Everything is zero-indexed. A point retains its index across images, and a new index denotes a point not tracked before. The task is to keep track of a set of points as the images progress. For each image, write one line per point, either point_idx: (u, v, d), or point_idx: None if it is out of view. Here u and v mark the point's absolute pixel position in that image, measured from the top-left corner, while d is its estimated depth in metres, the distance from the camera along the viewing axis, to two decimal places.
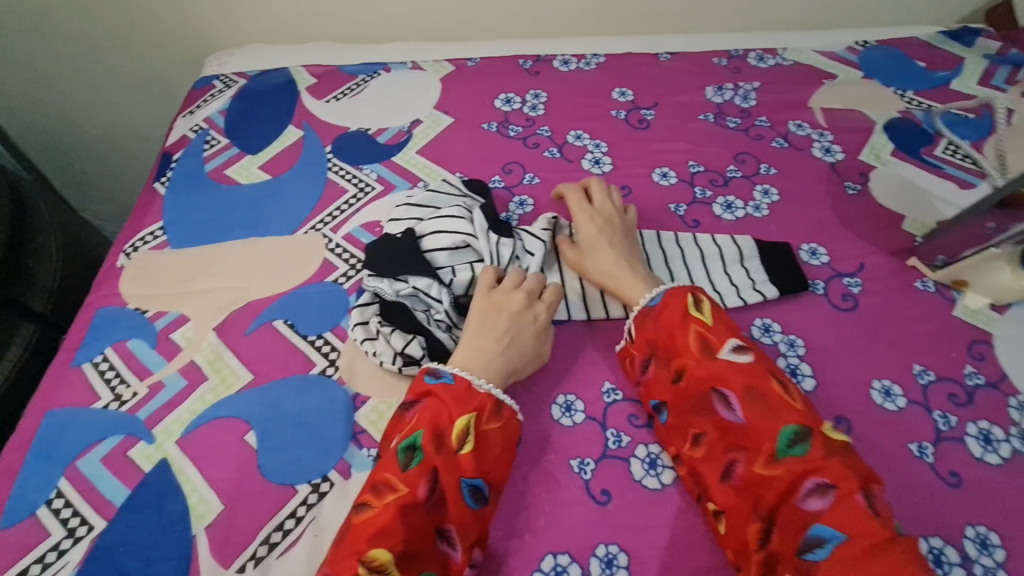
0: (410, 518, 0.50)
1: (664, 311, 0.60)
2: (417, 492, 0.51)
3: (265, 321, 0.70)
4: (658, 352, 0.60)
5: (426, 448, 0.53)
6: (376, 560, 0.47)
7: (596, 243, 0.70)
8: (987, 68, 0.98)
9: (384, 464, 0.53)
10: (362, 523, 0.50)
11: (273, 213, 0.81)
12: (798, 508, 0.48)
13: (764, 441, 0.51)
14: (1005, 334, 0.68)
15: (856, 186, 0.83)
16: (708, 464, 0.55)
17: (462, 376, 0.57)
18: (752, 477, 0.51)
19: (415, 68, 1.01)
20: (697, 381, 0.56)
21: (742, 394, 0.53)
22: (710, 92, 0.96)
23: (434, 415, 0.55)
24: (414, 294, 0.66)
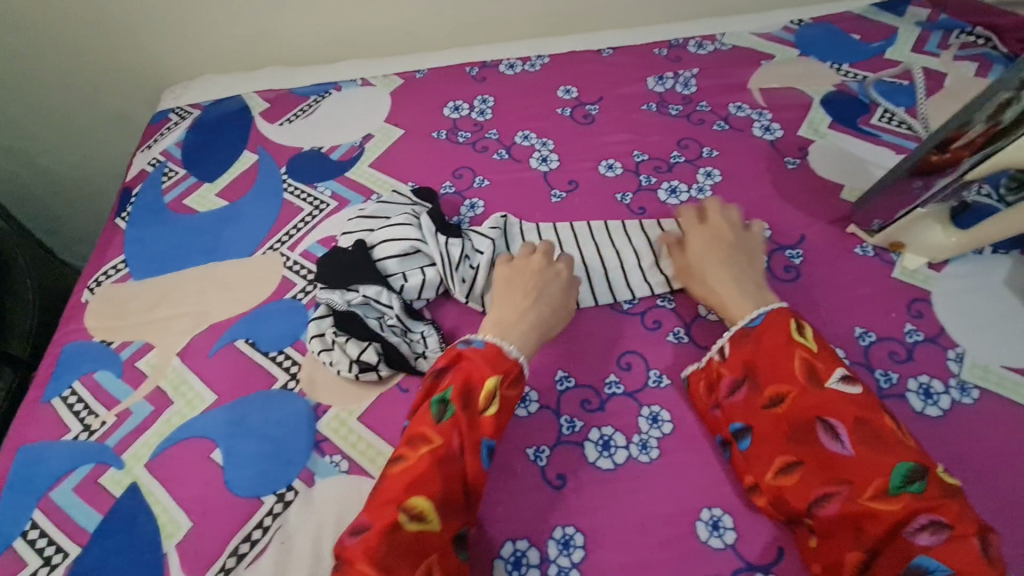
0: (443, 468, 0.52)
1: (767, 333, 0.59)
2: (450, 444, 0.53)
3: (227, 342, 0.72)
4: (755, 376, 0.58)
5: (457, 403, 0.55)
6: (416, 509, 0.50)
7: (710, 258, 0.69)
8: (920, 35, 1.00)
9: (418, 419, 0.55)
10: (398, 474, 0.52)
11: (233, 237, 0.83)
12: (908, 542, 0.47)
13: (875, 474, 0.50)
14: (943, 290, 0.70)
15: (795, 161, 0.85)
16: (799, 492, 0.53)
17: (493, 342, 0.59)
18: (856, 511, 0.50)
19: (365, 84, 1.03)
20: (800, 409, 0.55)
21: (852, 424, 0.52)
22: (652, 83, 0.98)
23: (467, 375, 0.57)
24: (366, 303, 0.68)
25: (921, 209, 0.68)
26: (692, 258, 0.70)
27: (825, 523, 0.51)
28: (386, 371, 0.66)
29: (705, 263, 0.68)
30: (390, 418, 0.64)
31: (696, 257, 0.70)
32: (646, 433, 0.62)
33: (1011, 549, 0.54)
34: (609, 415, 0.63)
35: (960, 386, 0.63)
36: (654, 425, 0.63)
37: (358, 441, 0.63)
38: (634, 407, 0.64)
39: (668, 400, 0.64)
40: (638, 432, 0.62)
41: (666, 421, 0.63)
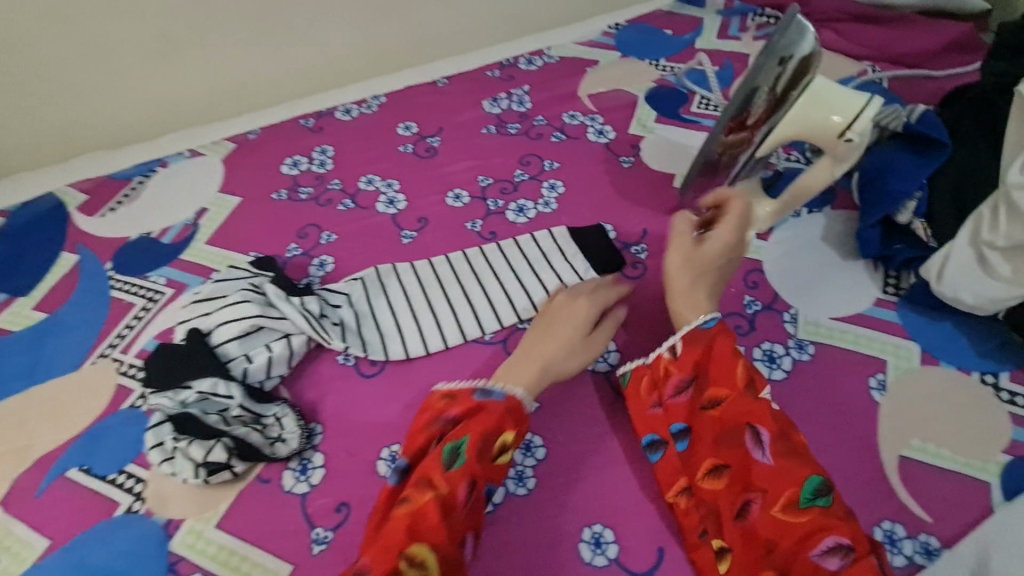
0: (450, 517, 0.50)
1: (717, 337, 0.58)
2: (458, 492, 0.51)
3: (58, 475, 0.64)
4: (702, 376, 0.58)
5: (471, 454, 0.53)
6: (418, 557, 0.47)
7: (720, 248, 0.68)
8: (722, 22, 1.08)
9: (428, 461, 0.53)
10: (403, 515, 0.49)
11: (56, 353, 0.75)
12: (814, 561, 0.46)
13: (788, 484, 0.49)
14: (773, 257, 0.74)
15: (630, 159, 0.89)
16: (721, 501, 0.53)
17: (515, 395, 0.59)
18: (769, 521, 0.49)
19: (193, 155, 0.97)
20: (733, 414, 0.54)
21: (777, 434, 0.51)
22: (487, 106, 0.99)
23: (486, 425, 0.56)
24: (203, 399, 0.62)
25: (728, 188, 0.72)
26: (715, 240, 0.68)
27: (743, 531, 0.50)
28: (241, 467, 0.61)
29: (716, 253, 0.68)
30: (252, 517, 0.60)
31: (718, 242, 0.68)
32: (522, 464, 0.63)
33: (865, 492, 0.57)
34: None
35: (798, 345, 0.66)
36: (529, 454, 0.64)
37: (219, 551, 0.58)
38: None
39: None
40: (513, 466, 0.63)
41: (539, 446, 0.64)
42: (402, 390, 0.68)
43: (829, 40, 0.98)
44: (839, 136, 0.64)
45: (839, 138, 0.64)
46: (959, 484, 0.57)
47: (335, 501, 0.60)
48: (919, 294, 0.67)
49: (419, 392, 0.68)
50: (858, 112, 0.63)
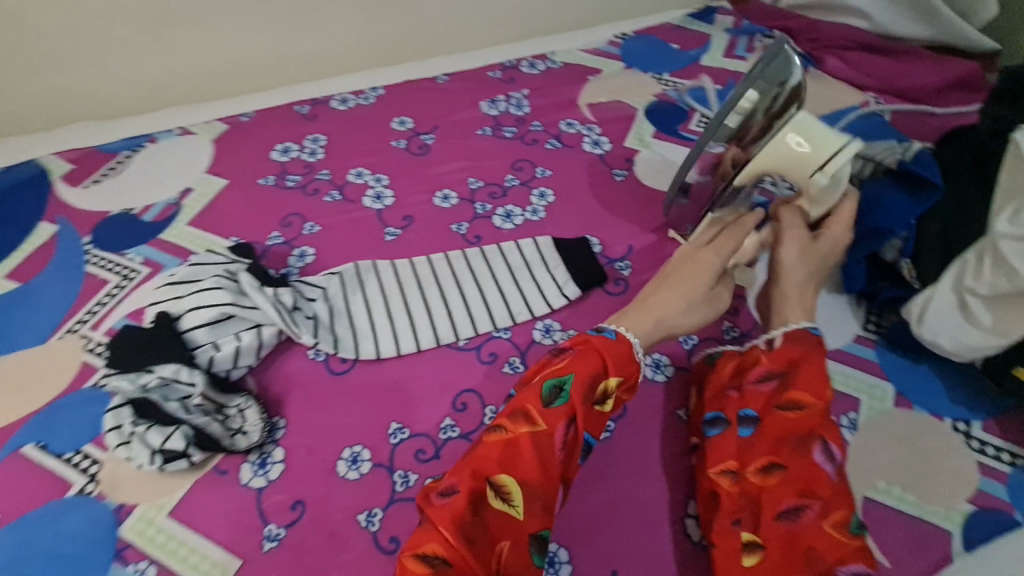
0: (543, 453, 0.50)
1: (818, 343, 0.57)
2: (556, 431, 0.50)
3: (13, 450, 0.63)
4: (790, 374, 0.56)
5: (574, 393, 0.52)
6: (504, 486, 0.49)
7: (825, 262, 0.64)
8: (729, 40, 1.07)
9: (530, 392, 0.53)
10: (497, 444, 0.50)
11: (23, 325, 0.73)
12: None
13: (846, 506, 0.48)
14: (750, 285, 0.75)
15: (623, 173, 0.88)
16: (768, 498, 0.51)
17: (626, 337, 0.57)
18: (816, 530, 0.48)
19: (184, 133, 0.96)
20: (812, 423, 0.52)
21: (848, 460, 0.51)
22: (484, 107, 0.98)
23: (593, 365, 0.54)
24: (165, 384, 0.61)
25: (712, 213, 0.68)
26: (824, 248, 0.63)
27: (781, 534, 0.49)
28: (198, 456, 0.60)
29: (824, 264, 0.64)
30: (205, 508, 0.59)
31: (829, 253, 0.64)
32: None
33: None
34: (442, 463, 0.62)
35: None
36: None
37: (167, 541, 0.57)
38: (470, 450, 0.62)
39: None
40: None
41: None
42: (369, 389, 0.67)
43: (833, 67, 0.98)
44: (813, 173, 0.62)
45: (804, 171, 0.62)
46: (923, 530, 0.56)
47: (290, 498, 0.59)
48: (899, 335, 0.67)
49: (386, 393, 0.67)
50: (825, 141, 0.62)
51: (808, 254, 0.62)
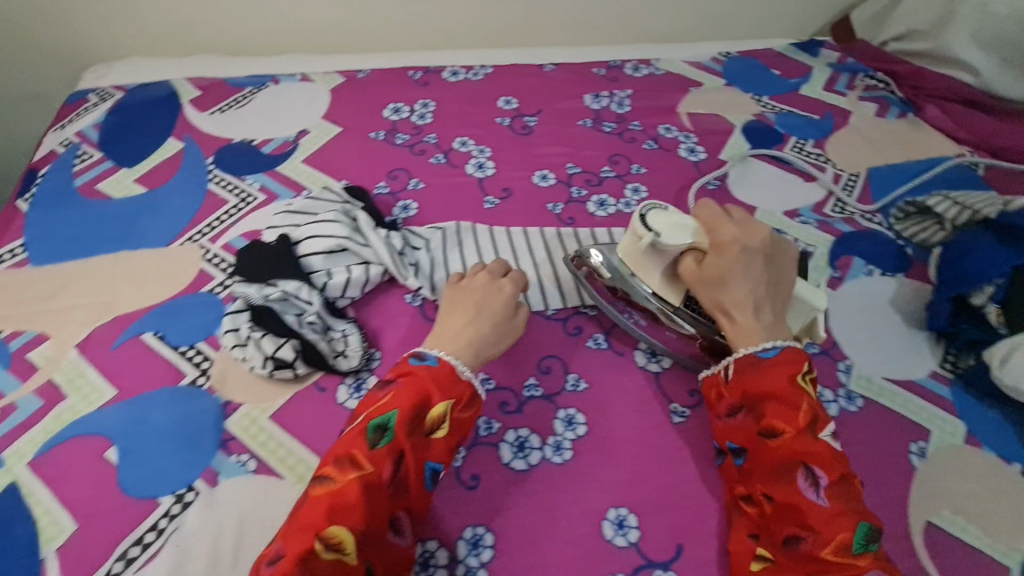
0: (372, 495, 0.50)
1: (775, 367, 0.58)
2: (381, 472, 0.51)
3: (133, 335, 0.68)
4: (757, 404, 0.58)
5: (398, 429, 0.52)
6: (335, 538, 0.47)
7: (737, 270, 0.62)
8: (830, 75, 1.09)
9: (351, 439, 0.52)
10: (322, 498, 0.49)
11: (148, 226, 0.79)
12: None
13: (840, 528, 0.50)
14: (838, 307, 0.76)
15: (715, 183, 0.90)
16: (772, 530, 0.54)
17: (449, 361, 0.58)
18: (815, 555, 0.50)
19: (304, 80, 1.02)
20: (789, 449, 0.54)
21: (836, 479, 0.52)
22: (588, 100, 1.02)
23: (416, 397, 0.54)
24: (284, 299, 0.66)
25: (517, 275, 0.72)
26: (720, 265, 0.62)
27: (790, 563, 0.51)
28: (303, 369, 0.65)
29: (734, 274, 0.62)
30: (305, 418, 0.63)
31: (728, 264, 0.62)
32: (561, 435, 0.64)
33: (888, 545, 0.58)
34: (524, 417, 0.65)
35: (847, 395, 0.68)
36: (569, 428, 0.64)
37: (268, 440, 0.61)
38: (551, 410, 0.65)
39: (583, 403, 0.66)
40: (552, 434, 0.64)
41: (580, 423, 0.65)
42: None
43: (932, 115, 1.01)
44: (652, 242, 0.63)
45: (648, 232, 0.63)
46: (978, 561, 0.58)
47: None
48: (976, 377, 0.69)
49: None
50: (643, 212, 0.64)
51: (709, 281, 0.63)
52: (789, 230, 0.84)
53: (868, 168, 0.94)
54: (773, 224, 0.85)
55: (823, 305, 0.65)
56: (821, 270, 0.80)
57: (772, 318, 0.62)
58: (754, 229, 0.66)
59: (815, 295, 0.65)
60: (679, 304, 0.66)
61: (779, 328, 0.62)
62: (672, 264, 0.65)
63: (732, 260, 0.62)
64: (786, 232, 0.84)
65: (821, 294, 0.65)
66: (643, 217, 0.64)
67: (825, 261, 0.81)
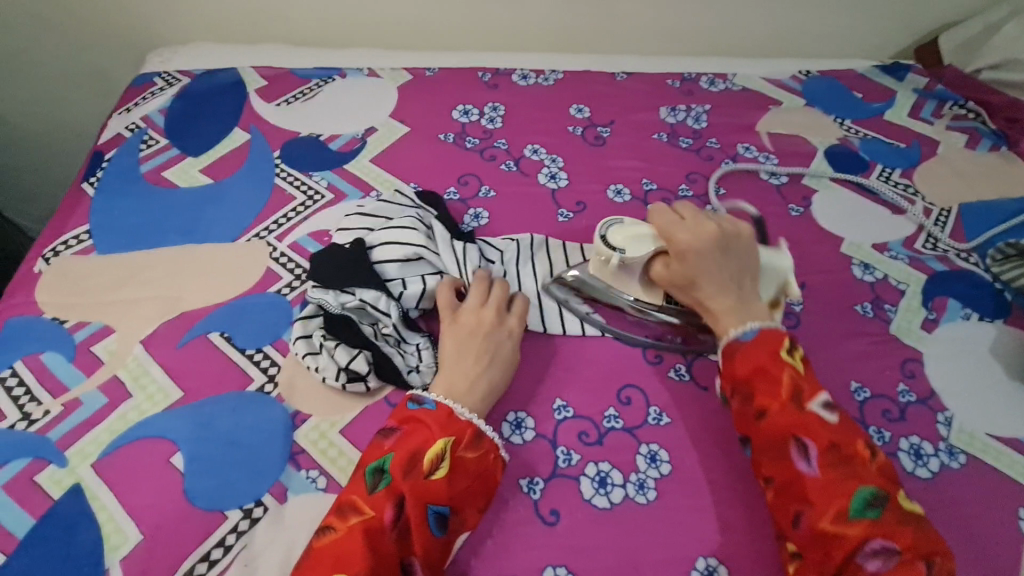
0: (374, 544, 0.47)
1: (757, 346, 0.56)
2: (383, 518, 0.48)
3: (199, 333, 0.66)
4: (743, 385, 0.56)
5: (395, 472, 0.50)
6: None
7: (704, 266, 0.60)
8: (916, 101, 1.04)
9: (352, 485, 0.51)
10: (324, 550, 0.47)
11: (215, 219, 0.76)
12: (861, 568, 0.46)
13: (837, 496, 0.49)
14: (934, 353, 0.72)
15: (799, 209, 0.86)
16: (776, 513, 0.52)
17: (444, 404, 0.54)
18: (820, 531, 0.49)
19: (371, 75, 0.98)
20: (778, 425, 0.53)
21: (826, 447, 0.51)
22: (664, 112, 0.98)
23: (415, 438, 0.52)
24: (361, 307, 0.64)
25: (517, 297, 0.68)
26: (684, 267, 0.61)
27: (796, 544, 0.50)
28: (374, 383, 0.62)
29: (701, 269, 0.60)
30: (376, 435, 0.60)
31: (693, 264, 0.60)
32: (644, 472, 0.60)
33: None
34: (605, 450, 0.61)
35: (948, 450, 0.64)
36: (652, 465, 0.61)
37: (338, 456, 0.58)
38: (632, 444, 0.62)
39: (666, 439, 0.62)
40: (635, 471, 0.60)
41: (664, 461, 0.61)
42: (536, 360, 0.67)
43: None
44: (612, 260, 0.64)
45: (610, 251, 0.63)
46: None
47: None
48: None
49: (551, 366, 0.67)
50: (603, 230, 0.64)
51: (680, 284, 0.62)
52: (878, 265, 0.80)
53: (960, 203, 0.89)
54: (861, 258, 0.81)
55: (786, 263, 0.65)
56: (914, 310, 0.76)
57: (746, 300, 0.60)
58: (705, 224, 0.62)
59: (777, 258, 0.65)
60: (662, 302, 0.67)
61: (756, 308, 0.60)
62: (642, 271, 0.65)
63: (692, 257, 0.60)
64: (875, 267, 0.80)
65: (782, 254, 0.65)
66: (603, 237, 0.64)
67: (918, 302, 0.77)
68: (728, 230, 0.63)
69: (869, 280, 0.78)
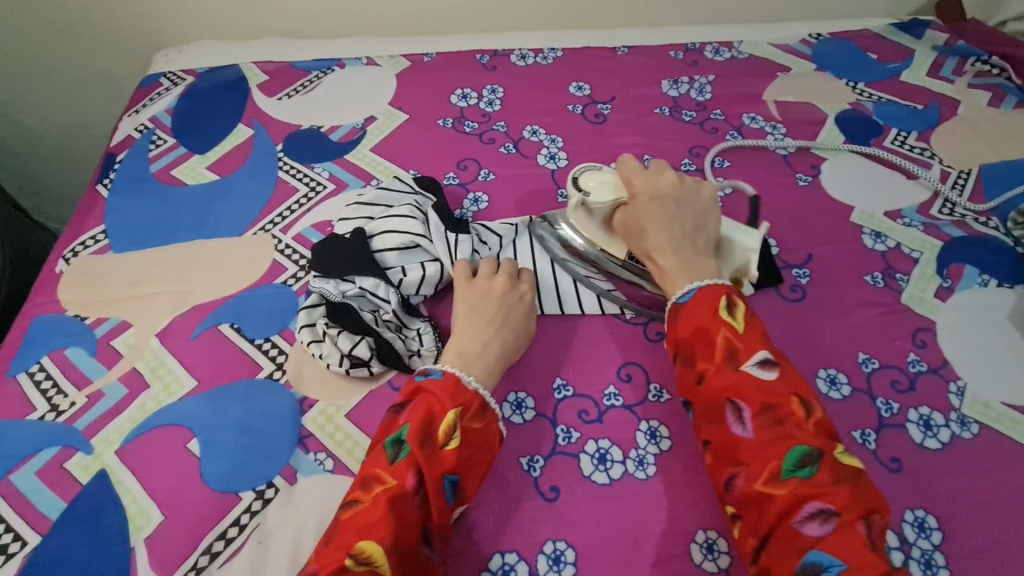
0: (398, 512, 0.47)
1: (693, 308, 0.56)
2: (404, 487, 0.48)
3: (211, 325, 0.68)
4: (685, 350, 0.55)
5: (412, 443, 0.50)
6: (365, 553, 0.45)
7: (654, 215, 0.62)
8: (935, 59, 0.99)
9: (372, 457, 0.51)
10: (349, 519, 0.47)
11: (222, 214, 0.79)
12: (795, 531, 0.45)
13: (770, 458, 0.48)
14: (947, 321, 0.70)
15: (807, 178, 0.84)
16: (715, 476, 0.52)
17: (453, 372, 0.55)
18: (752, 493, 0.48)
19: (370, 63, 0.98)
20: (714, 389, 0.52)
21: (758, 409, 0.50)
22: (666, 86, 0.95)
23: (426, 410, 0.52)
24: (361, 295, 0.66)
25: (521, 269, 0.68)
26: (636, 214, 0.63)
27: (732, 506, 0.50)
28: (378, 368, 0.64)
29: (650, 217, 0.62)
30: (378, 417, 0.62)
31: (643, 210, 0.62)
32: (644, 449, 0.60)
33: None
34: (605, 428, 0.62)
35: (960, 420, 0.63)
36: (652, 441, 0.61)
37: (344, 439, 0.61)
38: (632, 421, 0.62)
39: (666, 416, 0.63)
40: (635, 448, 0.60)
41: (664, 437, 0.61)
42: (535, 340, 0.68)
43: None
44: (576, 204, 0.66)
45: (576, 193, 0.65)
46: None
47: None
48: None
49: (553, 346, 0.67)
50: (576, 174, 0.66)
51: (631, 232, 0.64)
52: (890, 234, 0.78)
53: (981, 164, 0.85)
54: (872, 227, 0.78)
55: (756, 242, 0.64)
56: (928, 278, 0.73)
57: (695, 255, 0.60)
58: (663, 175, 0.65)
59: (746, 235, 0.65)
60: (624, 258, 0.67)
61: (702, 264, 0.59)
62: (605, 222, 0.66)
63: (647, 206, 0.62)
64: (887, 235, 0.78)
65: (754, 233, 0.65)
66: (575, 179, 0.66)
67: (932, 270, 0.74)
68: (689, 186, 0.65)
69: (881, 249, 0.76)
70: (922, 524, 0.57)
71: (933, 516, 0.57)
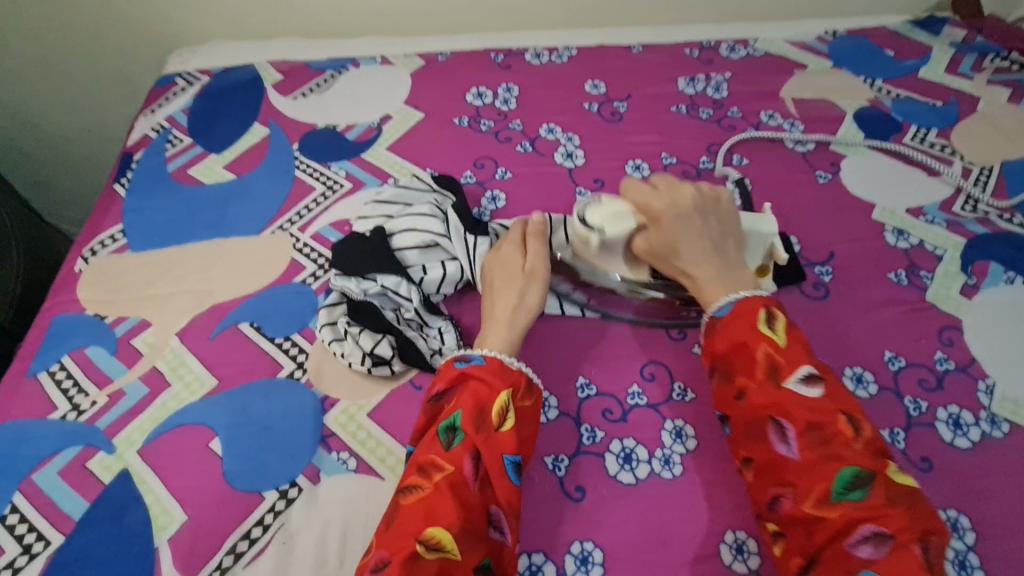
0: (459, 497, 0.47)
1: (732, 322, 0.55)
2: (462, 471, 0.49)
3: (230, 324, 0.68)
4: (723, 364, 0.55)
5: (468, 427, 0.50)
6: (434, 539, 0.45)
7: (682, 232, 0.59)
8: (953, 56, 0.98)
9: (426, 445, 0.51)
10: (413, 505, 0.47)
11: (240, 213, 0.78)
12: (848, 554, 0.44)
13: (819, 478, 0.47)
14: (974, 318, 0.69)
15: (826, 175, 0.83)
16: (756, 493, 0.51)
17: (493, 355, 0.55)
18: (799, 515, 0.47)
19: (384, 63, 0.98)
20: (757, 406, 0.51)
21: (804, 428, 0.49)
22: (682, 84, 0.95)
23: (475, 395, 0.52)
24: (383, 293, 0.66)
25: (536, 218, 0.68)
26: (664, 236, 0.60)
27: (776, 524, 0.49)
28: (399, 366, 0.63)
29: (679, 235, 0.59)
30: (399, 416, 0.61)
31: (671, 229, 0.60)
32: (669, 448, 0.60)
33: None
34: (629, 427, 0.61)
35: (990, 419, 0.62)
36: (677, 440, 0.60)
37: (367, 438, 0.60)
38: (656, 420, 0.61)
39: (691, 415, 0.62)
40: (660, 447, 0.60)
41: (689, 436, 0.61)
42: (556, 339, 0.67)
43: None
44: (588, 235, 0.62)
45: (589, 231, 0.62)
46: None
47: None
48: None
49: (574, 345, 0.67)
50: (580, 212, 0.63)
51: (661, 254, 0.61)
52: (912, 231, 0.77)
53: (1003, 161, 0.84)
54: (894, 224, 0.78)
55: (772, 227, 0.65)
56: (953, 276, 0.73)
57: (730, 265, 0.59)
58: (680, 189, 0.62)
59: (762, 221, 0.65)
60: (649, 277, 0.65)
61: (740, 275, 0.59)
62: (623, 247, 0.63)
63: (674, 228, 0.59)
64: (909, 232, 0.77)
65: (767, 218, 0.65)
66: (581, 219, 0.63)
67: (956, 267, 0.73)
68: (706, 195, 0.62)
69: (904, 247, 0.75)
70: (955, 525, 0.56)
71: (966, 516, 0.56)
